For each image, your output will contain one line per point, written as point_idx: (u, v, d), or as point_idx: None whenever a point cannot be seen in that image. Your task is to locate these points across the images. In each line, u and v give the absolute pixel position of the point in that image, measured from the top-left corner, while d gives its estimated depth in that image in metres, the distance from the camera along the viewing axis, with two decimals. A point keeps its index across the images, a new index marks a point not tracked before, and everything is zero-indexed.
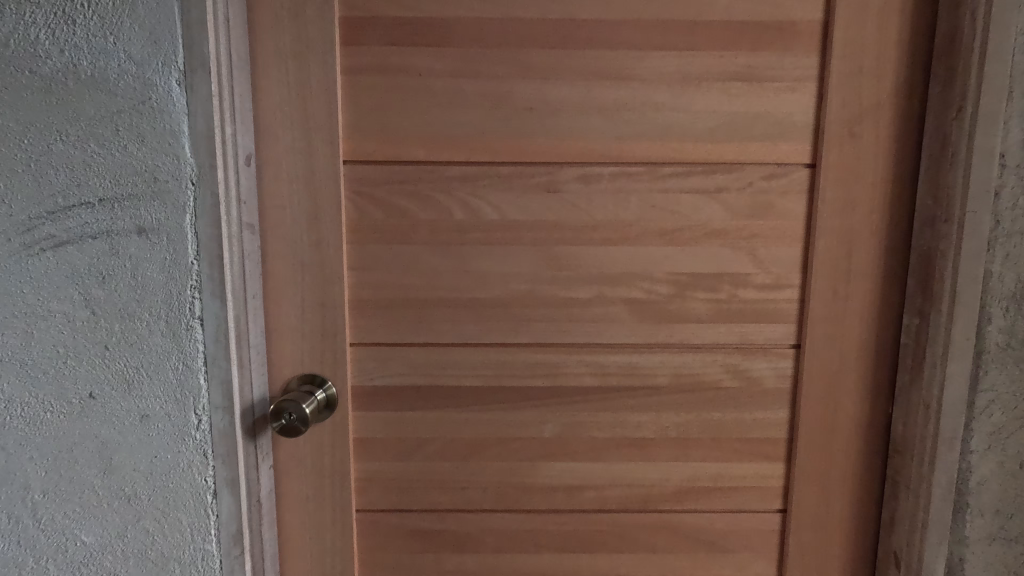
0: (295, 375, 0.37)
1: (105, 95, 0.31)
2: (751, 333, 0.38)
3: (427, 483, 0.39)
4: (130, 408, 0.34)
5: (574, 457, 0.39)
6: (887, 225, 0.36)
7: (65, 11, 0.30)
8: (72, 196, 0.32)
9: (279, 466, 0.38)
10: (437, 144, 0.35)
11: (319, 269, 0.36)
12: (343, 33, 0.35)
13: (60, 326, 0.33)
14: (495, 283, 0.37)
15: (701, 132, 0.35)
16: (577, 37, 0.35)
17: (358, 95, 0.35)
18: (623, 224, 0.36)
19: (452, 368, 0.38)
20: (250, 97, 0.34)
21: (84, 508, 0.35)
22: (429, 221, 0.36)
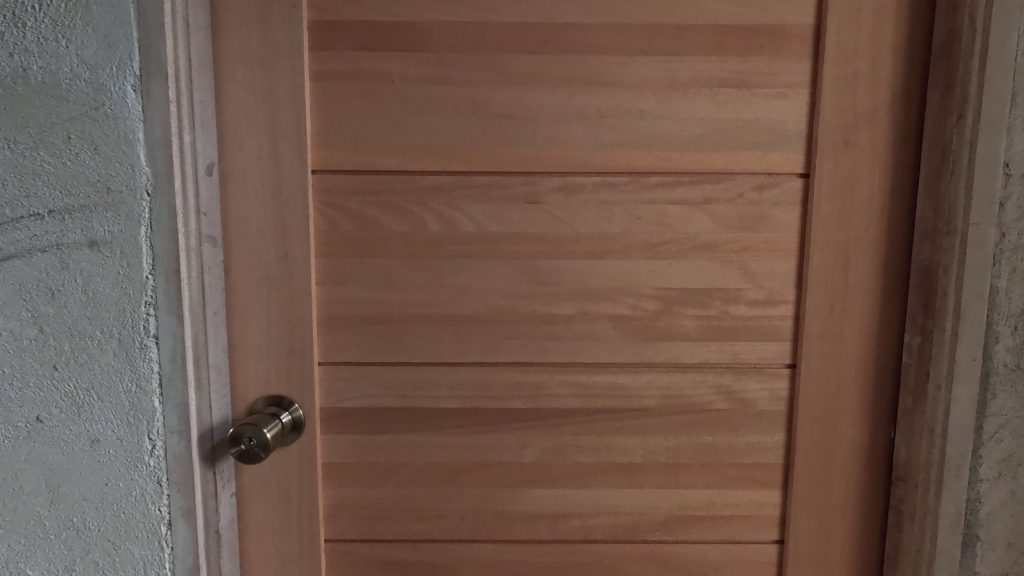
0: (260, 396, 0.35)
1: (57, 101, 0.29)
2: (743, 351, 0.35)
3: (400, 511, 0.37)
4: (80, 432, 0.32)
5: (557, 483, 0.37)
6: (886, 238, 0.34)
7: (15, 14, 0.29)
8: (20, 207, 0.30)
9: (242, 493, 0.36)
10: (411, 153, 0.34)
11: (286, 285, 0.34)
12: (313, 38, 0.33)
13: (7, 345, 0.31)
14: (472, 298, 0.35)
15: (689, 141, 0.34)
16: (557, 42, 0.33)
17: (328, 101, 0.33)
18: (607, 237, 0.34)
19: (426, 389, 0.36)
20: (213, 103, 0.33)
21: (28, 540, 0.32)
22: (403, 233, 0.34)
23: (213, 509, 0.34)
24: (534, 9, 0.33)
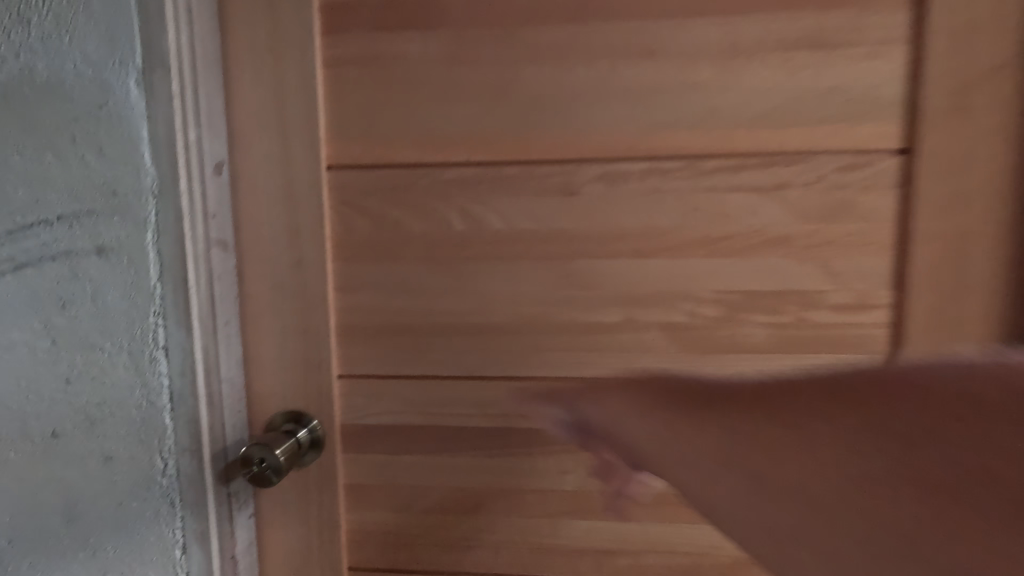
0: (276, 413, 0.33)
1: (62, 102, 0.28)
2: (824, 364, 0.30)
3: (428, 540, 0.33)
4: (94, 448, 0.30)
5: (603, 515, 0.32)
6: (1015, 224, 0.27)
7: (20, 11, 0.28)
8: (31, 214, 0.29)
9: (261, 516, 0.34)
10: (431, 143, 0.30)
11: (301, 292, 0.32)
12: (323, 21, 0.30)
13: (22, 358, 0.30)
14: (502, 305, 0.31)
15: (755, 115, 0.28)
16: (593, 9, 0.29)
17: (341, 91, 0.30)
18: (657, 232, 0.30)
19: (453, 407, 0.32)
20: (222, 97, 0.30)
21: (48, 561, 0.31)
22: (425, 233, 0.31)
23: (228, 535, 0.31)
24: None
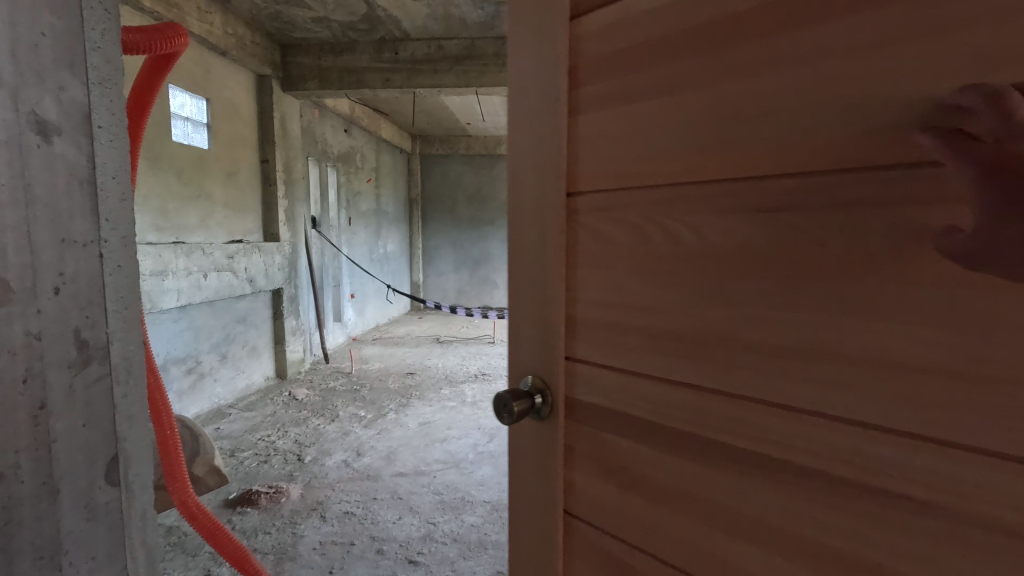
0: (609, 298, 0.72)
1: None
2: (898, 307, 0.48)
3: (671, 372, 0.67)
4: None
5: (763, 373, 0.58)
6: None
7: None
8: None
9: (593, 350, 0.76)
10: (682, 171, 0.63)
11: (624, 243, 0.70)
12: (645, 118, 0.66)
13: None
14: (709, 254, 0.61)
15: (855, 150, 0.49)
16: (765, 100, 0.55)
17: (648, 149, 0.66)
18: (795, 217, 0.54)
19: (686, 307, 0.64)
20: (603, 155, 0.72)
21: None
22: (676, 216, 0.64)
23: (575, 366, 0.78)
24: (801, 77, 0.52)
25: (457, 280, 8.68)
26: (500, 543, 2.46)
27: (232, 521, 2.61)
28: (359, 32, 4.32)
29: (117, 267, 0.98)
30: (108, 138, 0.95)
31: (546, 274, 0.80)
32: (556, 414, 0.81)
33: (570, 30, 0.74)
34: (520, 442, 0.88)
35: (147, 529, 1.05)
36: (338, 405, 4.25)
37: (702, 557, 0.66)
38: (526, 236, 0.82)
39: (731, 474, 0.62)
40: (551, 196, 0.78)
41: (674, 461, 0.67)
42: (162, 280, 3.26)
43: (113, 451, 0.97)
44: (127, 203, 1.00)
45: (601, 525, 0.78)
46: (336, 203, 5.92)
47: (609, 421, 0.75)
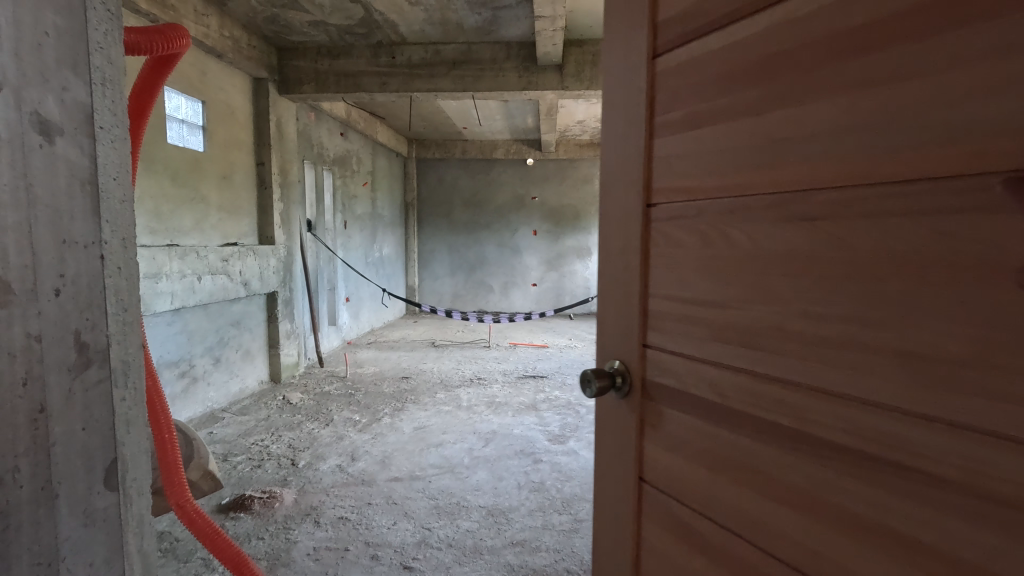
0: (678, 293, 0.86)
1: None
2: (907, 300, 0.57)
3: (728, 356, 0.78)
4: None
5: (801, 358, 0.68)
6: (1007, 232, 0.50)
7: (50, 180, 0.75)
8: None
9: (664, 337, 0.90)
10: (738, 187, 0.75)
11: (692, 247, 0.83)
12: (711, 142, 0.79)
13: None
14: (758, 256, 0.73)
15: (876, 169, 0.60)
16: (806, 128, 0.66)
17: (713, 168, 0.79)
18: (826, 225, 0.65)
19: (740, 299, 0.76)
20: (677, 172, 0.85)
21: None
22: (733, 224, 0.76)
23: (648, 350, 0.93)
24: (837, 103, 0.63)
25: (453, 284, 8.65)
26: (496, 548, 2.44)
27: (225, 526, 2.58)
28: (356, 36, 4.33)
29: (116, 269, 0.96)
30: (110, 139, 0.95)
31: (629, 273, 0.95)
32: (634, 394, 0.95)
33: (651, 68, 0.89)
34: (605, 418, 1.04)
35: (143, 536, 1.04)
36: (331, 410, 4.22)
37: (751, 523, 0.77)
38: (613, 240, 0.99)
39: (774, 450, 0.73)
40: (633, 205, 0.93)
41: (728, 437, 0.79)
42: (156, 282, 3.23)
43: (112, 457, 0.96)
44: (126, 205, 0.99)
45: (668, 492, 0.91)
46: (331, 206, 5.90)
47: (677, 403, 0.88)
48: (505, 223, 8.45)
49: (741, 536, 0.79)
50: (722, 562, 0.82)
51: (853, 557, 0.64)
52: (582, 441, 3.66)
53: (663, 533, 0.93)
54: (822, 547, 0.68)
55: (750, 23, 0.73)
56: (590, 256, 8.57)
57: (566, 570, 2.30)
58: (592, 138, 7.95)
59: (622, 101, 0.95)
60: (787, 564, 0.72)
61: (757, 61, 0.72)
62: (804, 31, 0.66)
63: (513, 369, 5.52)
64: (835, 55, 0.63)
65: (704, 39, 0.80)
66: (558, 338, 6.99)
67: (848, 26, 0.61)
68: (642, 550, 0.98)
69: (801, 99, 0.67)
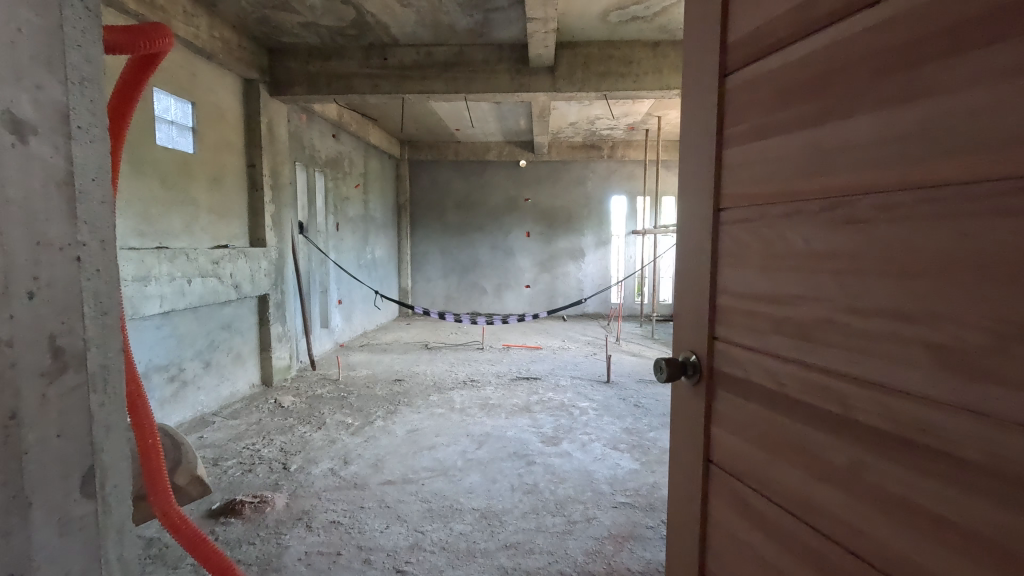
0: (741, 288, 0.89)
1: None
2: (935, 292, 0.58)
3: (781, 348, 0.81)
4: None
5: (839, 351, 0.70)
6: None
7: None
8: None
9: (730, 331, 0.92)
10: (789, 190, 0.78)
11: (753, 247, 0.86)
12: (768, 147, 0.82)
13: None
14: (806, 254, 0.75)
15: (905, 174, 0.61)
16: (846, 134, 0.69)
17: (770, 173, 0.82)
18: (865, 222, 0.66)
19: (792, 295, 0.78)
20: (741, 177, 0.88)
21: None
22: (786, 224, 0.79)
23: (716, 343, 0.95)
24: (879, 115, 0.64)
25: (446, 286, 8.62)
26: (489, 551, 2.42)
27: (215, 532, 2.55)
28: (347, 38, 4.31)
29: (95, 271, 0.94)
30: (88, 139, 0.93)
31: (698, 272, 0.98)
32: (703, 380, 0.98)
33: (721, 83, 0.93)
34: (678, 405, 1.07)
35: (124, 542, 1.01)
36: (324, 412, 4.18)
37: (804, 503, 0.78)
38: (684, 241, 1.02)
39: (822, 432, 0.74)
40: (703, 209, 0.97)
41: (783, 420, 0.81)
42: (146, 285, 3.19)
43: (90, 463, 0.93)
44: (107, 204, 0.97)
45: (732, 474, 0.92)
46: (323, 208, 5.87)
47: (740, 388, 0.90)
48: (498, 225, 8.45)
49: (795, 516, 0.79)
50: (779, 542, 0.83)
51: (895, 537, 0.64)
52: (575, 443, 3.65)
53: (727, 514, 0.94)
54: (868, 526, 0.68)
55: (805, 41, 0.75)
56: (582, 258, 8.58)
57: (559, 571, 2.28)
58: (584, 140, 7.96)
59: (694, 113, 0.99)
60: (837, 545, 0.72)
61: (810, 76, 0.74)
62: (851, 48, 0.68)
63: (506, 371, 5.50)
64: (880, 69, 0.64)
65: (764, 57, 0.83)
66: (551, 340, 6.99)
67: (892, 42, 0.63)
68: (708, 531, 1.00)
69: (847, 111, 0.68)
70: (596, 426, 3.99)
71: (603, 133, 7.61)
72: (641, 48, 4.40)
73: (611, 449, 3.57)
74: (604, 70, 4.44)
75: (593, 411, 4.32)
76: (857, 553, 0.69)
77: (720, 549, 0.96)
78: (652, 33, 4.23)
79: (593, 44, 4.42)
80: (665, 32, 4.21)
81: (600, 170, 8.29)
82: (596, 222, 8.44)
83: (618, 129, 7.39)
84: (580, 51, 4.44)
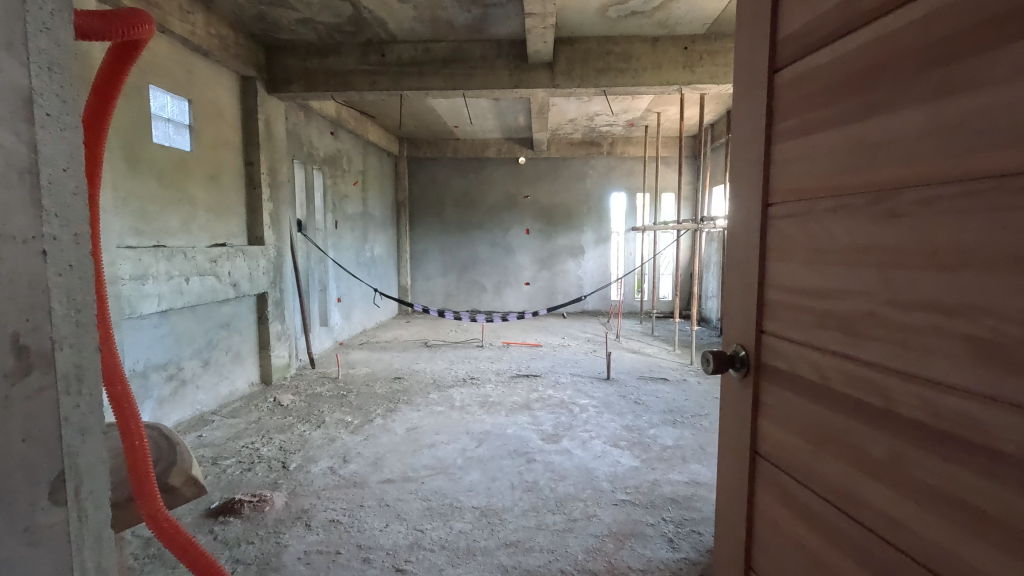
0: (786, 280, 0.90)
1: None
2: (973, 283, 0.58)
3: (823, 338, 0.81)
4: None
5: (881, 342, 0.71)
6: None
7: None
8: None
9: (773, 326, 0.94)
10: (832, 183, 0.78)
11: (798, 241, 0.86)
12: (812, 140, 0.82)
13: None
14: (847, 246, 0.76)
15: (943, 165, 0.61)
16: (889, 126, 0.68)
17: (814, 164, 0.82)
18: (904, 213, 0.66)
19: (834, 287, 0.79)
20: (786, 170, 0.89)
21: None
22: (829, 215, 0.79)
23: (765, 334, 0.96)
24: (924, 109, 0.64)
25: (445, 284, 8.56)
26: (489, 550, 2.38)
27: (214, 531, 2.50)
28: (345, 34, 4.24)
29: (68, 268, 0.83)
30: (58, 126, 0.81)
31: (749, 265, 0.99)
32: (750, 373, 0.98)
33: (772, 80, 0.93)
34: (727, 396, 1.08)
35: (103, 548, 0.89)
36: (323, 411, 4.14)
37: (846, 494, 0.78)
38: (736, 234, 1.03)
39: (864, 424, 0.74)
40: (753, 204, 0.97)
41: (828, 412, 0.81)
42: (143, 283, 3.15)
43: (59, 467, 0.81)
44: (80, 196, 0.85)
45: (780, 467, 0.93)
46: (321, 206, 5.82)
47: (786, 380, 0.90)
48: (497, 222, 8.40)
49: (837, 508, 0.80)
50: (821, 534, 0.83)
51: (933, 528, 0.64)
52: (575, 440, 3.60)
53: (774, 504, 0.95)
54: (907, 518, 0.68)
55: (852, 36, 0.75)
56: (582, 255, 8.52)
57: (560, 570, 2.24)
58: (583, 137, 7.89)
59: (747, 109, 0.99)
60: (877, 536, 0.72)
61: (857, 71, 0.74)
62: (898, 42, 0.67)
63: (506, 368, 5.45)
64: (926, 63, 0.63)
65: (815, 52, 0.82)
66: (551, 337, 6.94)
67: (938, 35, 0.62)
68: (755, 519, 1.01)
69: (892, 105, 0.68)
70: (596, 424, 3.95)
71: (602, 129, 7.55)
72: (640, 43, 4.33)
73: (611, 446, 3.53)
74: (603, 66, 4.37)
75: (593, 408, 4.27)
76: (896, 545, 0.69)
77: (766, 537, 0.98)
78: (652, 28, 4.16)
79: (592, 39, 4.36)
80: (665, 27, 4.15)
81: (599, 167, 8.23)
82: (596, 219, 8.38)
83: (617, 126, 7.33)
84: (579, 45, 4.37)
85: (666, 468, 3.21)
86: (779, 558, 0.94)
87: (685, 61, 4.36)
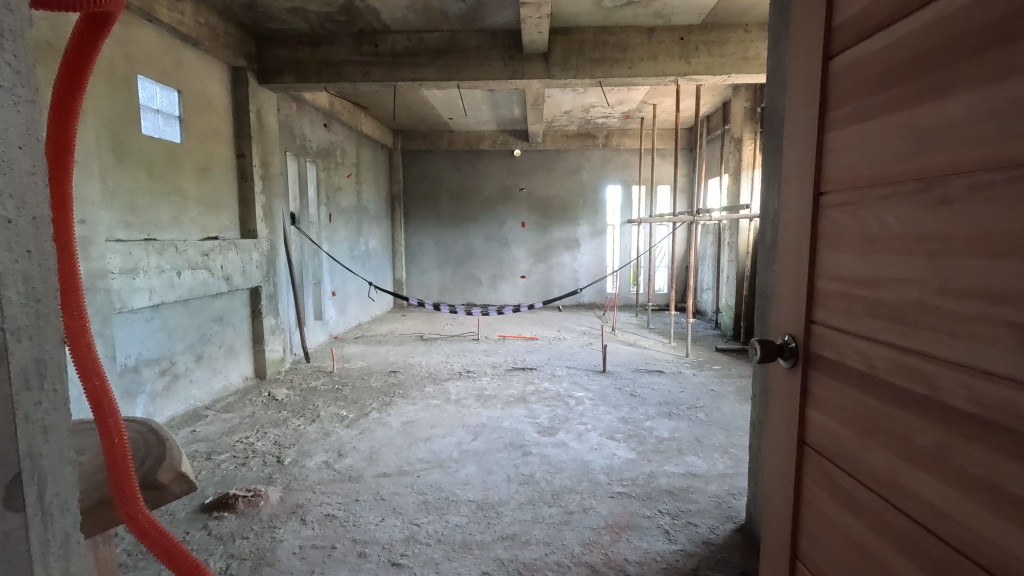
0: (837, 269, 0.95)
1: None
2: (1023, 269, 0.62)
3: (873, 324, 0.86)
4: None
5: (927, 328, 0.76)
6: None
7: None
8: None
9: (824, 316, 0.99)
10: (885, 172, 0.83)
11: (849, 231, 0.91)
12: (867, 128, 0.87)
13: None
14: (899, 234, 0.80)
15: (992, 153, 0.65)
16: (943, 114, 0.72)
17: (869, 153, 0.86)
18: (955, 203, 0.71)
19: (885, 272, 0.83)
20: (841, 156, 0.93)
21: None
22: (882, 204, 0.84)
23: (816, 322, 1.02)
24: (973, 95, 0.68)
25: (440, 277, 8.49)
26: (485, 543, 2.32)
27: (208, 526, 2.43)
28: (337, 23, 4.13)
29: (26, 254, 0.63)
30: (8, 99, 0.61)
31: (800, 263, 1.05)
32: (799, 364, 1.05)
33: (828, 66, 0.97)
34: (776, 386, 1.15)
35: (72, 556, 0.70)
36: (318, 405, 4.07)
37: (891, 485, 0.83)
38: (789, 227, 1.08)
39: (911, 415, 0.79)
40: (806, 195, 1.02)
41: (875, 404, 0.87)
42: (134, 278, 3.06)
43: (15, 470, 0.62)
44: (39, 177, 0.65)
45: (827, 457, 0.99)
46: (314, 198, 5.72)
47: (835, 372, 0.96)
48: (493, 215, 8.32)
49: (882, 498, 0.85)
50: (867, 522, 0.89)
51: (977, 520, 0.68)
52: (571, 433, 3.55)
53: (820, 493, 1.01)
54: (951, 508, 0.72)
55: (907, 22, 0.79)
56: (577, 248, 8.43)
57: (558, 563, 2.19)
58: (579, 129, 7.79)
59: (801, 100, 1.04)
60: (921, 526, 0.78)
61: (910, 57, 0.78)
62: (948, 27, 0.72)
63: (502, 361, 5.39)
64: (975, 48, 0.68)
65: (869, 39, 0.87)
66: (546, 330, 6.87)
67: (988, 19, 0.66)
68: (802, 507, 1.08)
69: (942, 91, 0.73)
70: (592, 416, 3.91)
71: (598, 121, 7.46)
72: (637, 33, 4.24)
73: (607, 438, 3.48)
74: (598, 56, 4.27)
75: (589, 401, 4.23)
76: (939, 535, 0.74)
77: (813, 524, 1.04)
78: (648, 18, 4.07)
79: (587, 29, 4.25)
80: (661, 17, 4.06)
81: (595, 159, 8.13)
82: (592, 212, 8.30)
83: (614, 117, 7.23)
84: (574, 36, 4.26)
85: (663, 459, 3.17)
86: (827, 544, 0.99)
87: (681, 51, 4.27)
